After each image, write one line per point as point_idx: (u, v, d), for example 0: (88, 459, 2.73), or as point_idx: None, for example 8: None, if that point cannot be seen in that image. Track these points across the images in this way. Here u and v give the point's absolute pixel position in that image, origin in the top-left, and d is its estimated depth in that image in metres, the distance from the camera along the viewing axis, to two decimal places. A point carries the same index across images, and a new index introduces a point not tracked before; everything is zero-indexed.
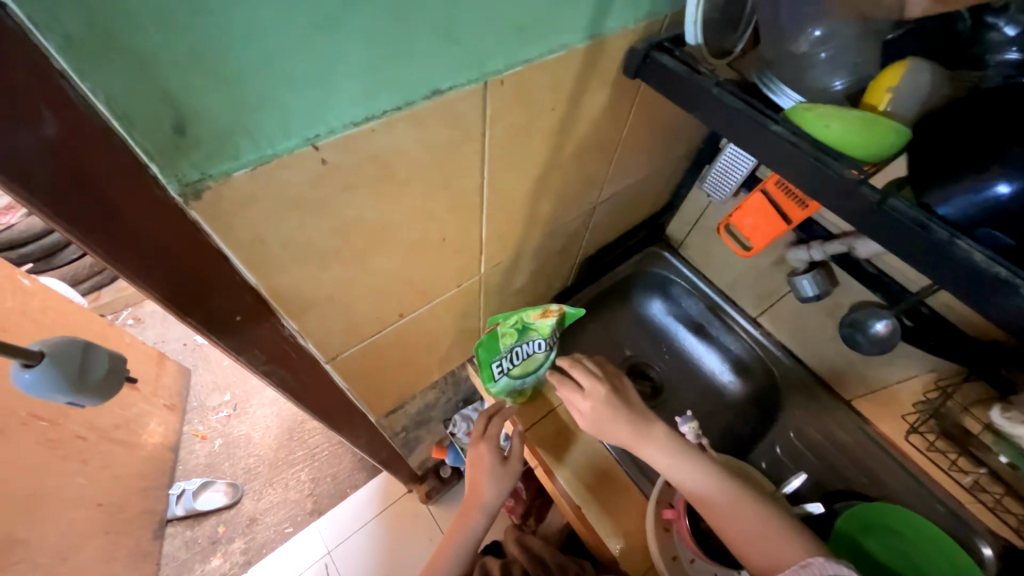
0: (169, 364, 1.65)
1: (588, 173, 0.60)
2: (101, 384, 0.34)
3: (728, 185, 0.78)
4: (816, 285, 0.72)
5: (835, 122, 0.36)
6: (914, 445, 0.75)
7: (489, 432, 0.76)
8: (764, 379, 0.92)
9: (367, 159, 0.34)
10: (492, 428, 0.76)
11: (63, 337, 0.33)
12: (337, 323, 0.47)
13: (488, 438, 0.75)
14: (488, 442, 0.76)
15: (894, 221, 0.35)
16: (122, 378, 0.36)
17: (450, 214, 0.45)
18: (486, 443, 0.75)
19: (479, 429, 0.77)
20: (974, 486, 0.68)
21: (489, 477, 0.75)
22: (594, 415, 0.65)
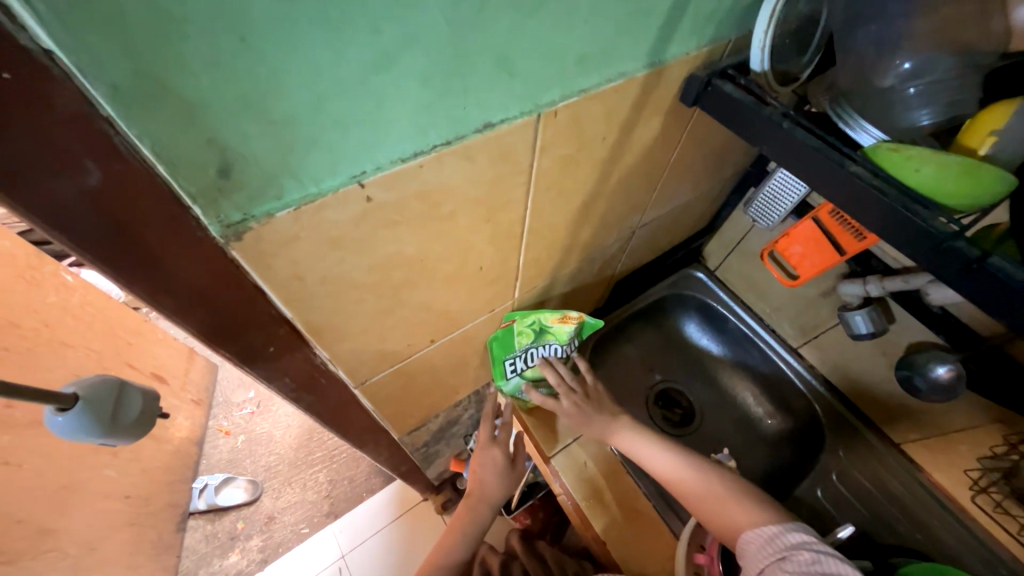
0: (199, 361, 1.70)
1: (632, 199, 0.57)
2: (133, 426, 0.36)
3: (775, 212, 0.73)
4: (869, 322, 0.68)
5: (927, 165, 0.32)
6: (978, 505, 0.68)
7: (501, 438, 0.83)
8: (804, 414, 0.87)
9: (412, 196, 0.32)
10: (503, 436, 0.83)
11: (97, 379, 0.35)
12: (368, 352, 0.46)
13: (501, 445, 0.82)
14: (498, 446, 0.83)
15: (1001, 283, 0.31)
16: (150, 418, 0.38)
17: (490, 244, 0.44)
18: (497, 446, 0.83)
19: (486, 435, 0.84)
20: None
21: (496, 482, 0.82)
22: (574, 414, 0.67)
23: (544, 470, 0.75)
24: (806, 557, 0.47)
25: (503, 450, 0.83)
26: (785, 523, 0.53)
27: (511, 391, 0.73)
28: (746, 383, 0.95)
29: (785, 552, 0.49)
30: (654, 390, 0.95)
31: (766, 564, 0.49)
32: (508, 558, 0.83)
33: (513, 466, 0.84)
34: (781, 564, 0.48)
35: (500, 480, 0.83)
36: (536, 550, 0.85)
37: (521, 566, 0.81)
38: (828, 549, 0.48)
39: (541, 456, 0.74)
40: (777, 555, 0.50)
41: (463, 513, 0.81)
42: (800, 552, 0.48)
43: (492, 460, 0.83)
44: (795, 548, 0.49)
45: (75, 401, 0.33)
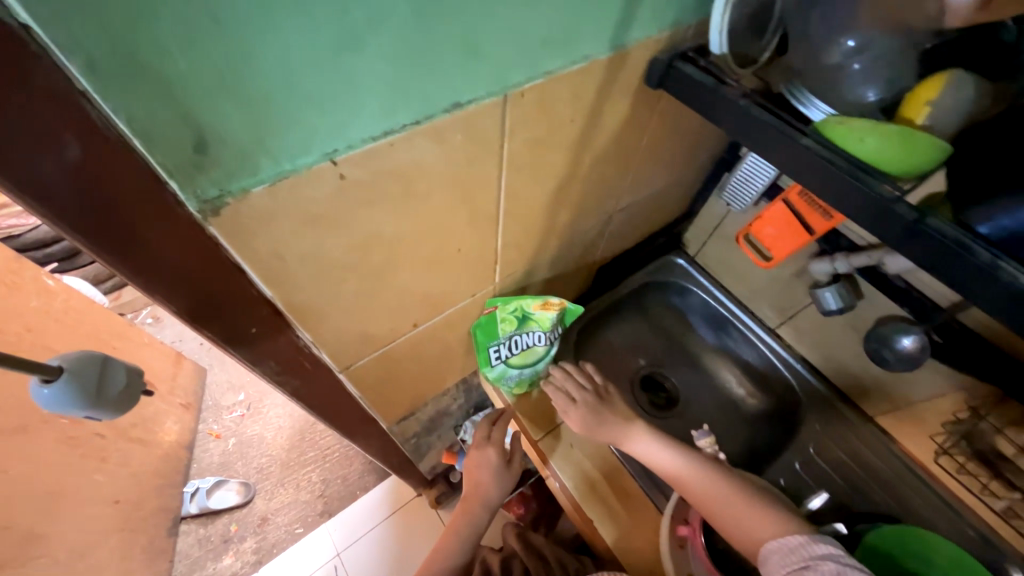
0: (186, 365, 1.68)
1: (608, 184, 0.59)
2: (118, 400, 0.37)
3: (747, 195, 0.76)
4: (839, 298, 0.70)
5: (869, 135, 0.35)
6: (942, 467, 0.73)
7: (493, 436, 0.82)
8: (783, 393, 0.90)
9: (387, 175, 0.33)
10: (495, 432, 0.83)
11: (83, 353, 0.36)
12: (350, 335, 0.47)
13: (492, 442, 0.82)
14: (494, 446, 0.82)
15: (936, 241, 0.33)
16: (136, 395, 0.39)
17: (467, 227, 0.45)
18: (491, 446, 0.81)
19: (484, 432, 0.83)
20: (1008, 511, 0.67)
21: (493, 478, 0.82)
22: (588, 413, 0.68)
23: (538, 462, 0.76)
24: (832, 569, 0.49)
25: (496, 448, 0.82)
26: (810, 534, 0.54)
27: (495, 377, 0.74)
28: (728, 366, 0.97)
29: (809, 562, 0.51)
30: (638, 375, 0.98)
31: (790, 571, 0.51)
32: (508, 556, 0.83)
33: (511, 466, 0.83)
34: (805, 572, 0.50)
35: (495, 477, 0.82)
36: (533, 543, 0.87)
37: (522, 565, 0.81)
38: (854, 564, 0.49)
39: (539, 454, 0.75)
40: (799, 564, 0.51)
41: (460, 512, 0.82)
42: (826, 563, 0.49)
43: (487, 459, 0.82)
44: (820, 559, 0.50)
45: (61, 373, 0.34)
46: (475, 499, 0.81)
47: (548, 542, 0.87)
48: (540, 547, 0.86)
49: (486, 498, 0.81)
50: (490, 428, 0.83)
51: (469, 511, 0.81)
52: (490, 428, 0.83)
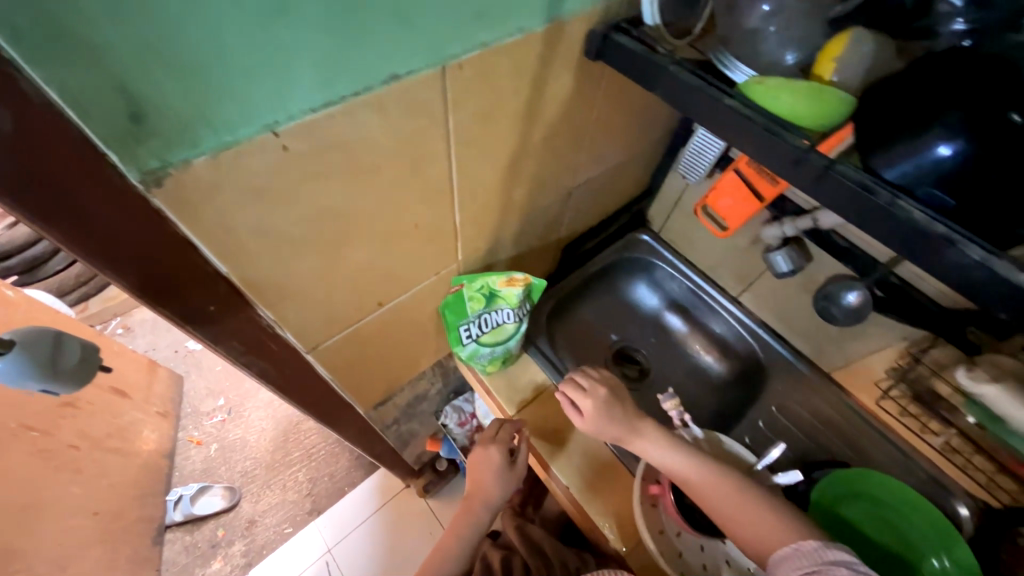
0: (161, 372, 1.65)
1: (562, 160, 0.62)
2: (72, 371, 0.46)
3: (700, 167, 0.79)
4: (789, 260, 0.75)
5: (785, 94, 0.37)
6: (886, 411, 0.79)
7: (499, 436, 0.80)
8: (747, 358, 0.94)
9: (330, 147, 0.34)
10: (502, 432, 0.80)
11: (35, 331, 0.44)
12: (313, 315, 0.48)
13: (498, 442, 0.80)
14: (498, 445, 0.80)
15: (843, 186, 0.35)
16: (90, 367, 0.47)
17: (421, 202, 0.47)
18: (494, 447, 0.80)
19: (491, 431, 0.82)
20: (946, 448, 0.73)
21: (492, 478, 0.81)
22: (598, 407, 0.68)
23: (539, 468, 0.80)
24: None
25: (501, 448, 0.80)
26: (824, 540, 0.56)
27: (468, 357, 0.76)
28: (696, 336, 1.01)
29: (823, 567, 0.52)
30: (611, 351, 1.01)
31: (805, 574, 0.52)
32: (508, 552, 0.86)
33: (513, 467, 0.81)
34: None
35: (496, 481, 0.81)
36: (532, 538, 0.89)
37: (522, 561, 0.84)
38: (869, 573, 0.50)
39: (540, 461, 0.79)
40: (812, 567, 0.52)
41: (463, 515, 0.83)
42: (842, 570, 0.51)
43: (491, 460, 0.80)
44: (835, 565, 0.52)
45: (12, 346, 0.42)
46: (477, 502, 0.83)
47: (547, 537, 0.89)
48: (538, 541, 0.88)
49: (489, 501, 0.83)
50: (498, 429, 0.82)
51: (472, 515, 0.83)
52: (498, 428, 0.82)
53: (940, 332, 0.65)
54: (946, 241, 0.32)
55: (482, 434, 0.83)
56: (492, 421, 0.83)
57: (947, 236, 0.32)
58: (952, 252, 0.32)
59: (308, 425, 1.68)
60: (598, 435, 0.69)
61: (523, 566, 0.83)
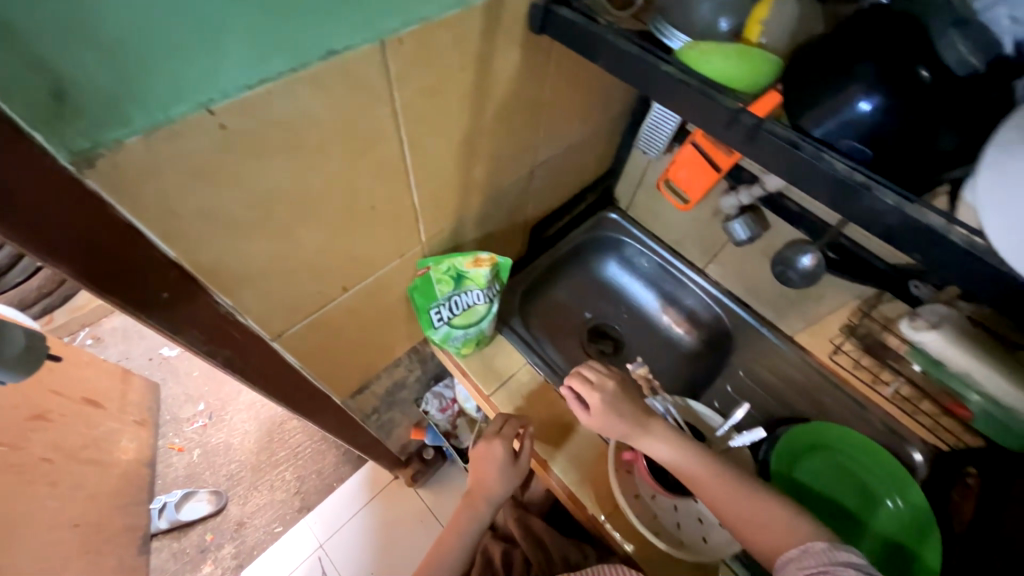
0: (135, 381, 1.61)
1: (519, 138, 0.62)
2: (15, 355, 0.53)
3: (659, 142, 0.81)
4: (746, 228, 0.77)
5: (715, 56, 0.39)
6: (841, 364, 0.84)
7: (503, 432, 0.78)
8: (716, 327, 0.98)
9: (270, 125, 0.35)
10: (507, 427, 0.78)
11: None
12: (273, 300, 0.48)
13: (503, 437, 0.77)
14: (502, 439, 0.77)
15: (771, 142, 0.37)
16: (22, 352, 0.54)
17: (375, 182, 0.47)
18: (500, 440, 0.77)
19: (494, 425, 0.79)
20: (896, 395, 0.80)
21: (496, 469, 0.79)
22: (605, 401, 0.67)
23: (539, 470, 0.80)
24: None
25: (507, 442, 0.77)
26: (833, 542, 0.56)
27: (442, 340, 0.77)
28: (667, 309, 1.03)
29: (829, 566, 0.52)
30: (585, 328, 1.03)
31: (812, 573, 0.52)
32: (508, 545, 0.94)
33: (516, 461, 0.78)
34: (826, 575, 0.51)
35: (500, 475, 0.80)
36: (533, 528, 0.95)
37: (521, 554, 0.92)
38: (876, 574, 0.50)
39: (540, 462, 0.79)
40: (818, 566, 0.53)
41: (463, 509, 0.84)
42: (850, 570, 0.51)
43: (494, 454, 0.78)
44: (843, 566, 0.52)
45: None
46: (479, 497, 0.83)
47: (546, 529, 0.95)
48: (538, 532, 0.94)
49: (491, 497, 0.82)
50: (502, 424, 0.79)
51: (472, 509, 0.83)
52: (502, 423, 0.79)
53: (885, 287, 0.69)
54: (863, 188, 0.34)
55: (486, 428, 0.79)
56: (495, 416, 0.80)
57: (863, 184, 0.34)
58: (868, 198, 0.34)
59: (293, 424, 1.68)
60: (603, 430, 0.67)
61: (523, 558, 0.92)
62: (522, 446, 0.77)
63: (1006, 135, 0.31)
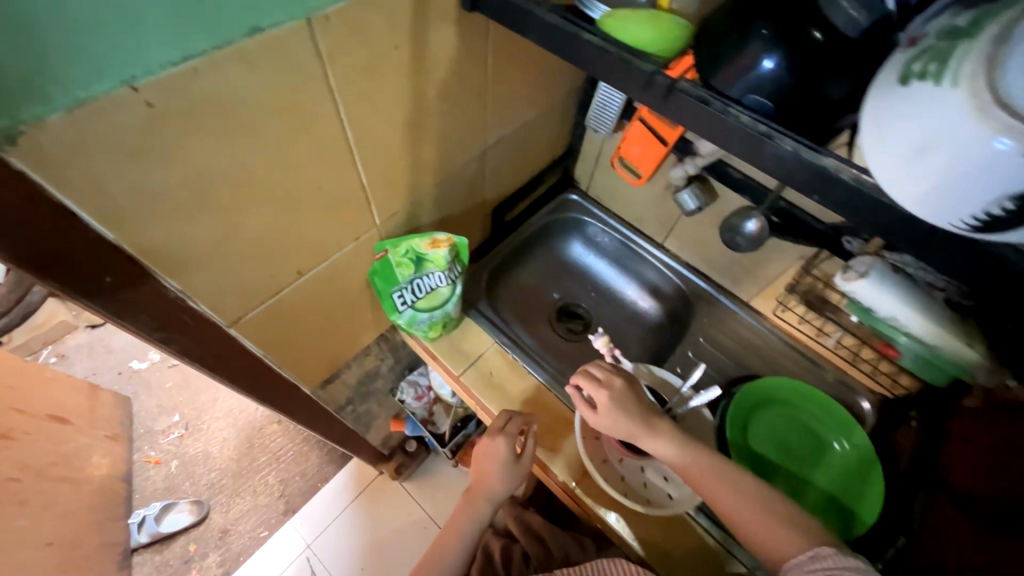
0: (104, 395, 1.58)
1: (466, 119, 0.64)
2: None
3: (608, 119, 0.83)
4: (695, 198, 0.81)
5: (631, 23, 0.42)
6: (786, 320, 0.90)
7: (507, 428, 0.76)
8: (677, 299, 1.01)
9: (199, 101, 0.36)
10: (512, 424, 0.76)
11: None
12: (224, 282, 0.49)
13: (507, 434, 0.75)
14: (506, 436, 0.75)
15: (683, 99, 0.39)
16: None
17: (318, 161, 0.48)
18: (503, 437, 0.75)
19: (500, 421, 0.77)
20: (836, 344, 0.85)
21: (501, 470, 0.76)
22: (613, 401, 0.66)
23: (538, 469, 0.82)
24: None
25: (510, 441, 0.75)
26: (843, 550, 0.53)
27: (408, 325, 0.78)
28: (632, 285, 1.06)
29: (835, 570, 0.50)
30: (555, 308, 1.05)
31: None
32: (508, 541, 0.95)
33: (519, 460, 0.76)
34: None
35: (503, 473, 0.77)
36: (531, 527, 0.95)
37: (521, 550, 0.92)
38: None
39: (539, 463, 0.80)
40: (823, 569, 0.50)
41: (463, 509, 0.81)
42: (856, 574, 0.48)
43: (498, 451, 0.75)
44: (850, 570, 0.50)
45: None
46: (479, 495, 0.80)
47: (546, 525, 0.94)
48: (538, 529, 0.94)
49: (491, 493, 0.79)
50: (507, 420, 0.77)
51: (471, 506, 0.81)
52: (507, 420, 0.77)
53: (821, 245, 0.72)
54: (765, 136, 0.37)
55: (489, 425, 0.78)
56: (501, 412, 0.78)
57: (765, 132, 0.37)
58: (771, 146, 0.36)
59: (273, 428, 1.67)
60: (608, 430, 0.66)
61: (523, 553, 0.92)
62: (525, 445, 0.76)
63: (880, 82, 0.33)
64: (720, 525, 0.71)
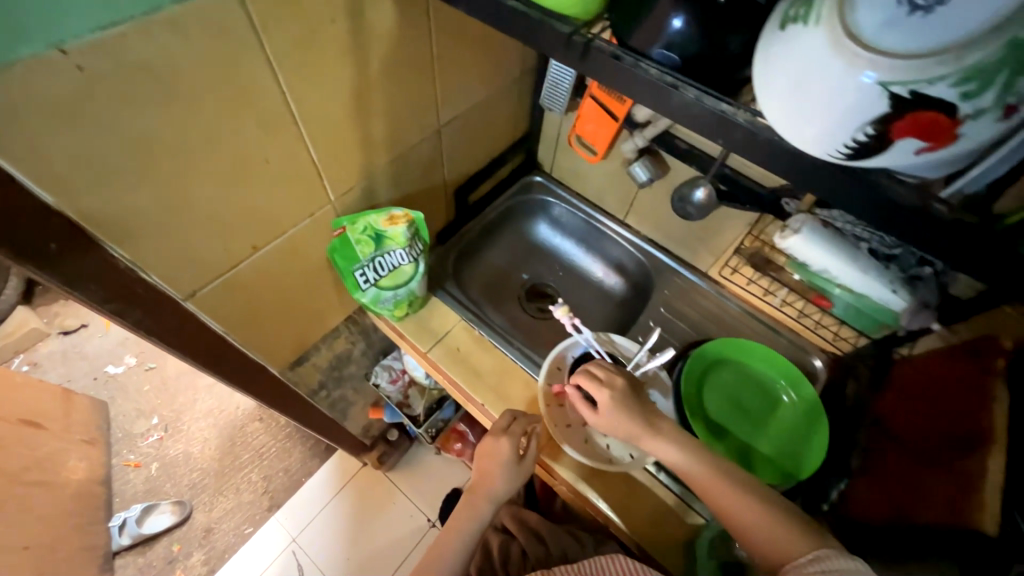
0: (79, 400, 1.57)
1: (415, 96, 0.66)
2: None
3: (561, 97, 0.86)
4: (646, 170, 0.86)
5: None
6: (737, 282, 0.94)
7: (512, 428, 0.77)
8: (640, 273, 1.04)
9: (132, 68, 0.37)
10: (516, 425, 0.77)
11: None
12: (176, 253, 0.51)
13: (511, 433, 0.76)
14: (510, 437, 0.76)
15: (599, 57, 0.42)
16: None
17: (262, 133, 0.50)
18: (506, 437, 0.75)
19: (502, 421, 0.78)
20: (783, 303, 0.90)
21: (503, 470, 0.76)
22: (614, 401, 0.68)
23: (543, 472, 0.83)
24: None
25: (514, 440, 0.75)
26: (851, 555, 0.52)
27: (372, 302, 0.79)
28: (599, 263, 1.09)
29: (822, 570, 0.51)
30: (524, 289, 1.08)
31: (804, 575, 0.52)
32: (507, 537, 0.90)
33: (523, 462, 0.76)
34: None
35: (506, 474, 0.76)
36: (528, 523, 0.91)
37: (519, 546, 0.87)
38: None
39: (543, 464, 0.80)
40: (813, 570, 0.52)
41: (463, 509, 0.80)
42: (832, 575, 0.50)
43: (500, 450, 0.75)
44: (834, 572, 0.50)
45: None
46: (480, 495, 0.79)
47: (544, 522, 0.91)
48: (535, 527, 0.90)
49: (493, 493, 0.78)
50: (510, 421, 0.78)
51: (472, 508, 0.78)
52: (511, 420, 0.78)
53: (763, 210, 0.76)
54: (671, 87, 0.40)
55: (494, 425, 0.78)
56: (506, 412, 0.79)
57: (670, 83, 0.40)
58: (676, 95, 0.40)
59: (254, 426, 1.66)
60: (610, 429, 0.69)
61: (521, 552, 0.87)
62: (529, 445, 0.76)
63: (766, 33, 0.36)
64: (679, 481, 0.74)
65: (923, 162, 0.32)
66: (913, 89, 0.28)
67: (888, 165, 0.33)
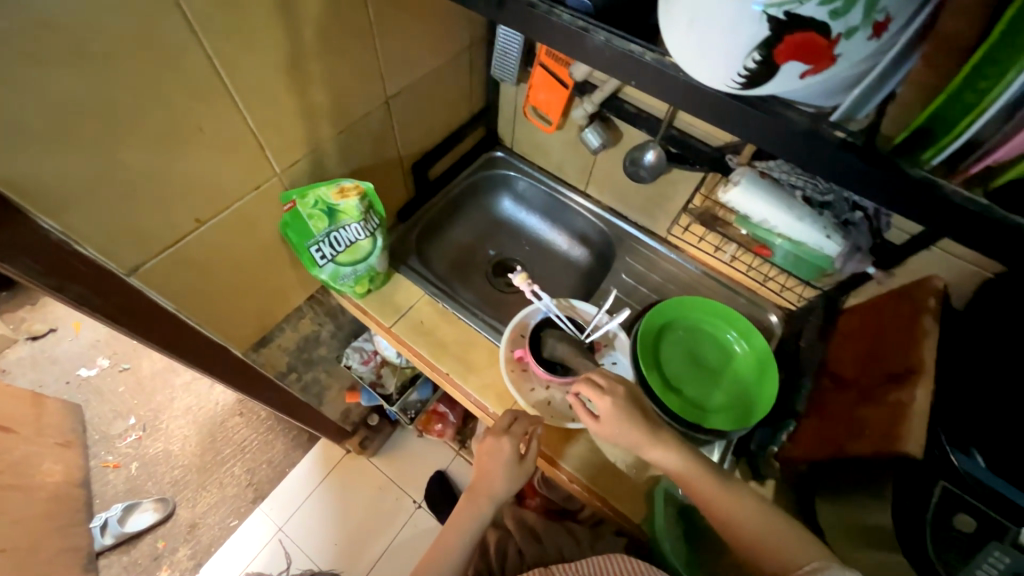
0: (50, 403, 1.54)
1: (357, 65, 0.66)
2: None
3: (510, 65, 0.86)
4: (598, 136, 0.87)
5: None
6: (693, 240, 0.96)
7: (512, 429, 0.74)
8: (602, 243, 1.06)
9: (38, 25, 0.37)
10: (518, 426, 0.74)
11: None
12: (112, 224, 0.51)
13: (513, 434, 0.73)
14: (512, 437, 0.74)
15: (515, 6, 0.43)
16: None
17: (191, 99, 0.50)
18: (507, 437, 0.73)
19: (502, 423, 0.75)
20: (732, 258, 0.91)
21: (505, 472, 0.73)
22: (614, 411, 0.66)
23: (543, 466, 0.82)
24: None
25: (515, 442, 0.73)
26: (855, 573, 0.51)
27: (331, 280, 0.78)
28: (563, 235, 1.10)
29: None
30: (490, 264, 1.09)
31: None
32: (506, 535, 0.94)
33: (523, 461, 0.74)
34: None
35: (506, 475, 0.74)
36: (526, 521, 0.95)
37: (515, 545, 0.91)
38: None
39: (546, 461, 0.79)
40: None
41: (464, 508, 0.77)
42: None
43: (501, 450, 0.73)
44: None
45: None
46: (480, 492, 0.76)
47: (540, 520, 0.95)
48: (533, 525, 0.94)
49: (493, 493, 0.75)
50: (512, 421, 0.75)
51: (473, 507, 0.76)
52: (512, 420, 0.76)
53: (710, 168, 0.77)
54: (583, 32, 0.41)
55: (492, 426, 0.76)
56: (505, 414, 0.76)
57: (582, 28, 0.41)
58: (587, 39, 0.41)
59: (235, 420, 1.66)
60: (610, 436, 0.67)
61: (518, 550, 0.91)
62: (529, 446, 0.74)
63: None
64: None
65: (809, 84, 0.34)
66: (787, 10, 0.29)
67: (780, 91, 0.35)
